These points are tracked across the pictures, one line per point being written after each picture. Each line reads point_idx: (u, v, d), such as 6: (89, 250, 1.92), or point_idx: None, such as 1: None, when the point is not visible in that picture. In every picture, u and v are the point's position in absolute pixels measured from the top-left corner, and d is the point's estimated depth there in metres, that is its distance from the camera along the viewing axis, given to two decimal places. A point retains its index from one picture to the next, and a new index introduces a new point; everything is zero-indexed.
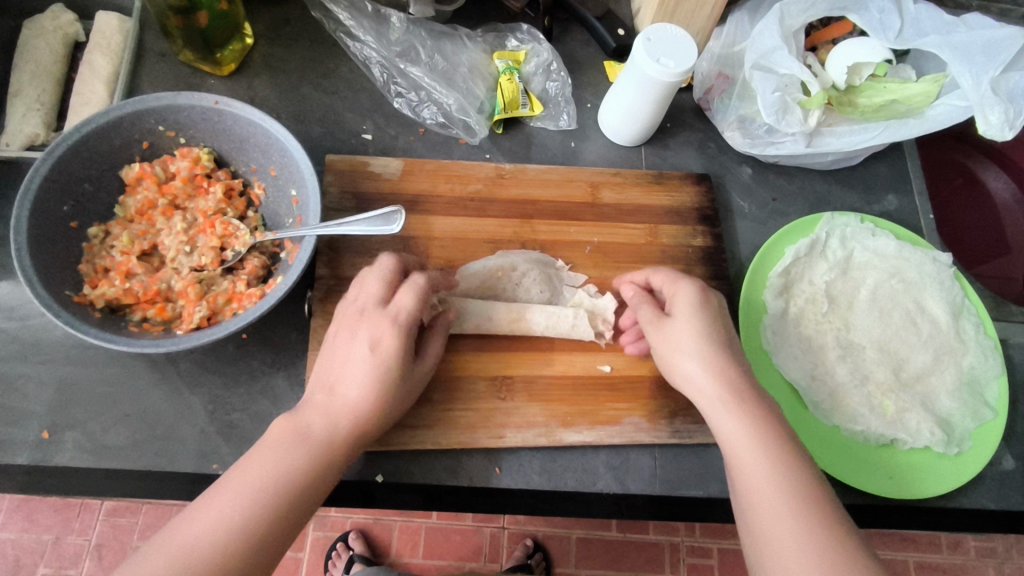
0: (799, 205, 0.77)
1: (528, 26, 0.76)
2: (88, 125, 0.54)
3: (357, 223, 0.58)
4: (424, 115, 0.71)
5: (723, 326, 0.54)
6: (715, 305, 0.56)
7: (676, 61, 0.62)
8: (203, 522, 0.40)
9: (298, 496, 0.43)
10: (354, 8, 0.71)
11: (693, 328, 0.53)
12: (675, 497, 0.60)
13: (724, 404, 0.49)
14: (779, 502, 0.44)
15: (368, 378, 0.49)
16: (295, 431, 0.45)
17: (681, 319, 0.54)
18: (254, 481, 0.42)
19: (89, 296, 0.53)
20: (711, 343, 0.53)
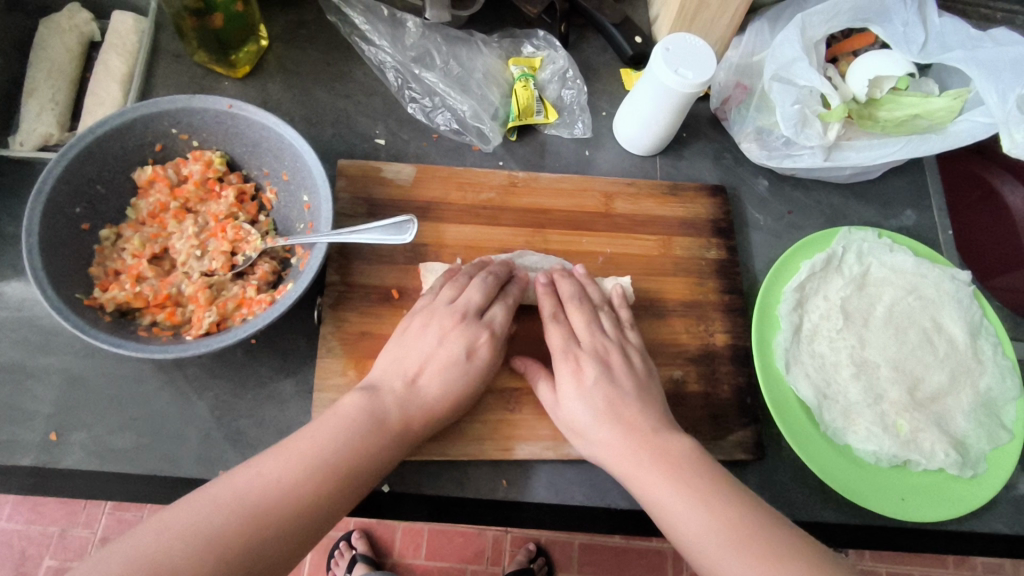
0: (815, 217, 0.76)
1: (545, 32, 0.75)
2: (102, 127, 0.54)
3: (369, 232, 0.58)
4: (437, 121, 0.71)
5: (611, 399, 0.53)
6: (588, 378, 0.54)
7: (694, 72, 0.61)
8: (261, 478, 0.42)
9: (359, 476, 0.45)
10: (369, 12, 0.71)
11: (585, 411, 0.53)
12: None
13: (627, 469, 0.49)
14: (685, 504, 0.46)
15: (443, 392, 0.52)
16: (369, 417, 0.48)
17: (566, 409, 0.54)
18: (313, 456, 0.44)
19: (99, 299, 0.52)
20: (600, 420, 0.52)
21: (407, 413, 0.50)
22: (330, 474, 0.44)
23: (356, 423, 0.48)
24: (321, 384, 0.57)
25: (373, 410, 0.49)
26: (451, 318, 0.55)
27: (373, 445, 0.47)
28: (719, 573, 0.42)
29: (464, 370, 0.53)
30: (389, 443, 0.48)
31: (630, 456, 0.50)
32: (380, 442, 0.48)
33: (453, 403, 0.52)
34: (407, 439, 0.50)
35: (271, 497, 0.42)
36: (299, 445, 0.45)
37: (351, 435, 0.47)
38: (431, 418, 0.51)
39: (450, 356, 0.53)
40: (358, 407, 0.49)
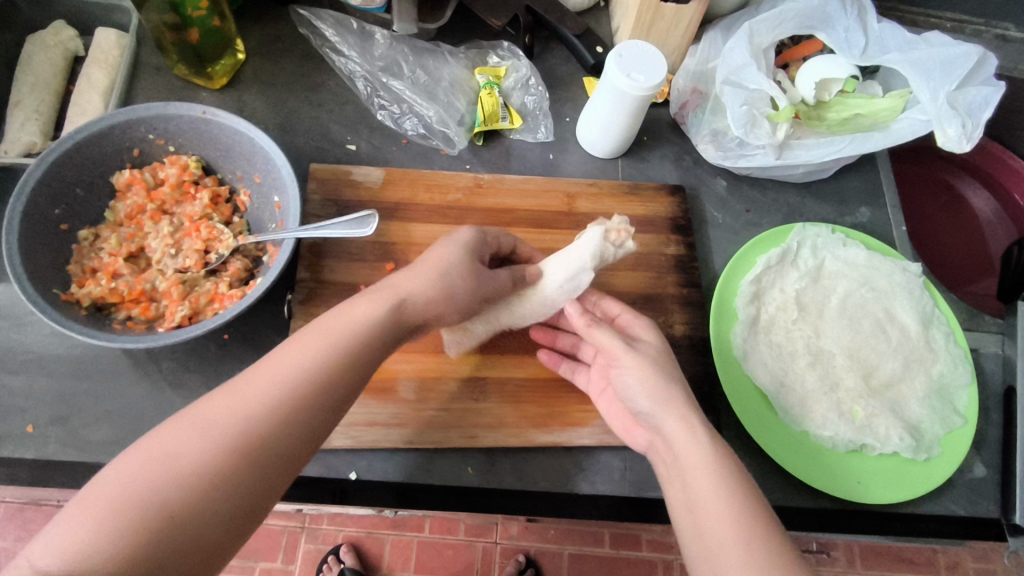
0: (772, 216, 0.79)
1: (509, 43, 0.79)
2: (81, 132, 0.57)
3: (333, 226, 0.59)
4: (406, 126, 0.74)
5: (663, 366, 0.55)
6: (654, 350, 0.57)
7: (645, 76, 0.66)
8: (267, 378, 0.45)
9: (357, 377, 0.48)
10: (340, 25, 0.75)
11: (649, 344, 0.57)
12: (638, 499, 0.61)
13: (659, 377, 0.54)
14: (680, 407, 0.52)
15: (435, 284, 0.54)
16: (369, 310, 0.50)
17: (638, 373, 0.54)
18: (316, 353, 0.46)
19: (76, 294, 0.55)
20: (660, 362, 0.55)
21: (403, 304, 0.52)
22: (331, 373, 0.46)
23: (357, 319, 0.49)
24: None
25: (374, 306, 0.51)
26: (436, 249, 0.56)
27: (371, 340, 0.49)
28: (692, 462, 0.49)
29: (451, 265, 0.55)
30: (387, 337, 0.50)
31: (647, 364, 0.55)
32: (382, 340, 0.50)
33: (446, 296, 0.54)
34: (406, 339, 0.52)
35: (276, 396, 0.44)
36: (297, 359, 0.46)
37: (355, 331, 0.49)
38: (427, 307, 0.53)
39: (439, 256, 0.56)
40: (360, 306, 0.51)
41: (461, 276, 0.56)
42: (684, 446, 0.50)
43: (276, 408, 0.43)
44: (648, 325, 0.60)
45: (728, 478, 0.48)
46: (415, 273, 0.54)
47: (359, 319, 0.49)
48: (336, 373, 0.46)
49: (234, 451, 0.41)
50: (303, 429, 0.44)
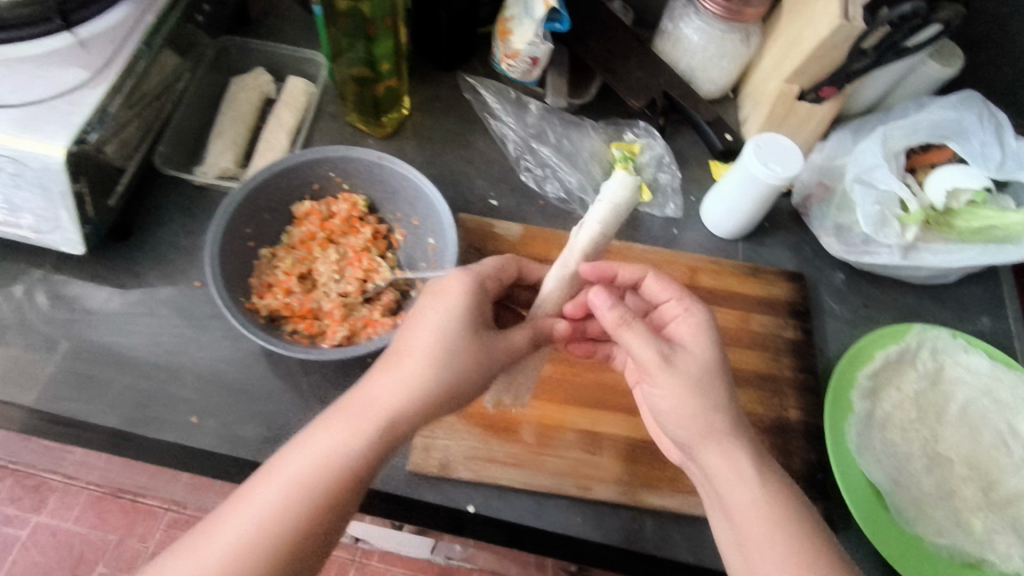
0: (889, 313, 0.79)
1: (645, 123, 0.85)
2: (279, 166, 0.66)
3: None
4: (546, 189, 0.80)
5: (705, 382, 0.53)
6: (696, 362, 0.54)
7: (781, 168, 0.70)
8: (237, 524, 0.44)
9: (336, 511, 0.46)
10: (500, 94, 0.84)
11: (697, 356, 0.54)
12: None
13: (693, 393, 0.52)
14: (705, 422, 0.52)
15: (427, 362, 0.52)
16: (347, 418, 0.49)
17: (671, 396, 0.53)
18: (287, 487, 0.46)
19: (257, 304, 0.62)
20: (697, 383, 0.53)
21: (388, 405, 0.50)
22: (306, 510, 0.45)
23: (335, 435, 0.48)
24: None
25: (352, 412, 0.50)
26: (402, 351, 0.53)
27: (356, 458, 0.48)
28: (728, 486, 0.51)
29: (440, 339, 0.53)
30: (367, 454, 0.48)
31: (680, 379, 0.53)
32: (362, 461, 0.48)
33: (440, 380, 0.52)
34: (389, 450, 0.50)
35: (245, 543, 0.43)
36: (267, 498, 0.45)
37: (330, 452, 0.47)
38: (410, 408, 0.51)
39: (435, 324, 0.54)
40: (338, 412, 0.50)
41: (451, 383, 0.53)
42: (722, 470, 0.51)
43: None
44: (694, 328, 0.56)
45: (764, 505, 0.49)
46: (383, 393, 0.51)
47: (327, 458, 0.47)
48: (310, 512, 0.45)
49: None
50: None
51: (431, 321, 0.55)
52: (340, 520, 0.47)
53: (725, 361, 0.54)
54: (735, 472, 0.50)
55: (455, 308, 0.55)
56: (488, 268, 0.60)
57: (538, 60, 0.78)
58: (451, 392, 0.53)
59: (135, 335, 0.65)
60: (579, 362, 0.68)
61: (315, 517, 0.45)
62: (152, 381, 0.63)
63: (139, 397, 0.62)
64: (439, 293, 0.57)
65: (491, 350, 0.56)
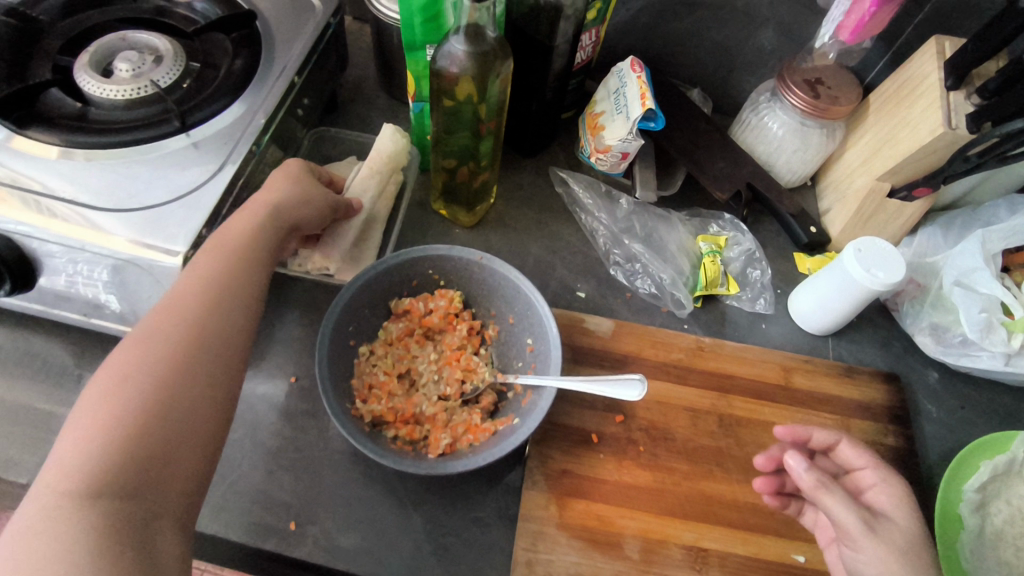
0: (989, 416, 0.76)
1: (730, 216, 0.85)
2: (384, 264, 0.66)
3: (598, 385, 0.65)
4: (636, 283, 0.79)
5: (913, 555, 0.51)
6: (901, 534, 0.53)
7: (885, 274, 0.69)
8: (144, 348, 0.49)
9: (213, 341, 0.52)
10: (591, 188, 0.85)
11: (900, 524, 0.55)
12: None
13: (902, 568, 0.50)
14: None
15: (250, 215, 0.60)
16: (205, 260, 0.56)
17: (877, 566, 0.51)
18: (178, 316, 0.52)
19: (361, 410, 0.61)
20: (907, 556, 0.51)
21: (223, 245, 0.57)
22: (196, 333, 0.51)
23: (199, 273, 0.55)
24: (526, 515, 0.62)
25: (210, 256, 0.56)
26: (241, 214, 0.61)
27: (199, 283, 0.54)
28: None
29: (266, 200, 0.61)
30: (219, 289, 0.54)
31: (889, 555, 0.51)
32: (208, 289, 0.54)
33: (261, 226, 0.60)
34: (244, 286, 0.56)
35: (155, 364, 0.48)
36: (164, 325, 0.51)
37: (196, 286, 0.54)
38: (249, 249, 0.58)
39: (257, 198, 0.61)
40: (205, 259, 0.56)
41: (271, 218, 0.61)
42: None
43: (171, 373, 0.48)
44: (896, 498, 0.57)
45: None
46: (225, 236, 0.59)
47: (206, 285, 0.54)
48: (195, 331, 0.51)
49: (130, 420, 0.45)
50: (189, 390, 0.49)
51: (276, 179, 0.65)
52: (245, 334, 0.55)
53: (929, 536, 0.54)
54: None
55: (290, 176, 0.65)
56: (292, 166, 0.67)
57: (628, 154, 0.79)
58: (278, 219, 0.61)
59: (232, 433, 0.65)
60: (679, 469, 0.66)
61: (211, 321, 0.53)
62: (249, 485, 0.62)
63: (237, 500, 0.61)
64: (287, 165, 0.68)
65: (321, 198, 0.66)
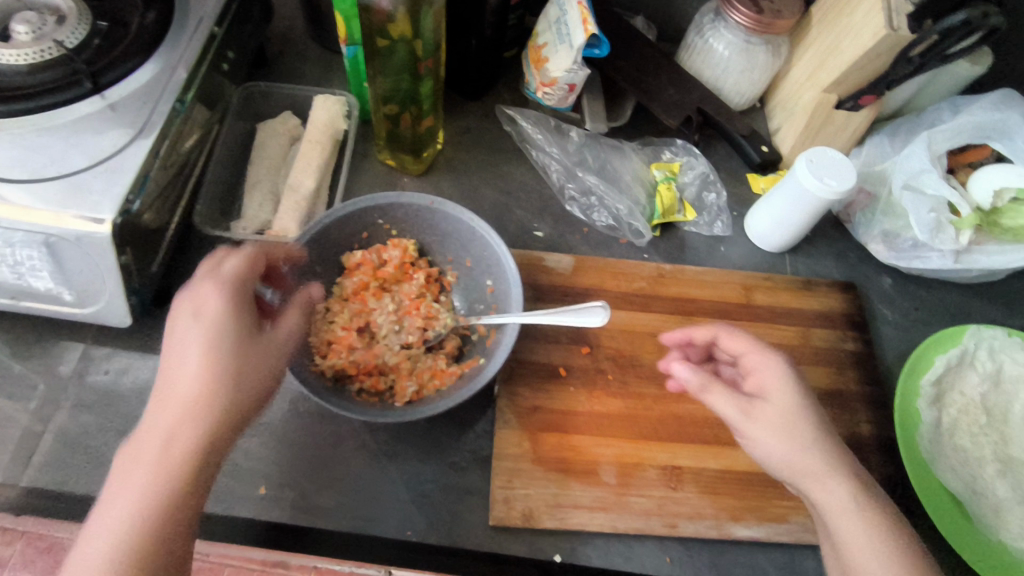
0: (939, 315, 0.79)
1: (682, 141, 0.84)
2: (334, 215, 0.64)
3: (561, 315, 0.64)
4: (594, 217, 0.78)
5: (791, 426, 0.53)
6: (780, 408, 0.54)
7: (837, 182, 0.69)
8: (120, 502, 0.41)
9: (204, 466, 0.44)
10: (541, 125, 0.82)
11: (784, 401, 0.54)
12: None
13: (785, 447, 0.52)
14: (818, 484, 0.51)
15: (205, 356, 0.45)
16: (172, 395, 0.45)
17: (768, 446, 0.53)
18: (162, 453, 0.43)
19: (322, 365, 0.59)
20: (787, 434, 0.53)
21: (189, 387, 0.44)
22: (176, 475, 0.42)
23: (170, 405, 0.44)
24: (500, 454, 0.62)
25: (170, 384, 0.45)
26: (183, 364, 0.45)
27: (173, 424, 0.43)
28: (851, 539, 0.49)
29: (219, 324, 0.47)
30: (199, 429, 0.44)
31: (772, 435, 0.53)
32: (194, 425, 0.44)
33: (229, 362, 0.46)
34: (226, 426, 0.45)
35: (134, 519, 0.41)
36: (136, 471, 0.42)
37: (171, 423, 0.43)
38: (224, 387, 0.45)
39: (211, 313, 0.47)
40: (175, 387, 0.45)
41: (244, 356, 0.47)
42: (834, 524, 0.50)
43: (153, 535, 0.41)
44: (777, 376, 0.55)
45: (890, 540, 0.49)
46: (158, 423, 0.44)
47: (170, 449, 0.43)
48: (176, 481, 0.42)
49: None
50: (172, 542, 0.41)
51: (188, 341, 0.46)
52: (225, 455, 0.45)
53: (811, 400, 0.54)
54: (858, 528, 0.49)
55: (229, 309, 0.48)
56: (233, 265, 0.50)
57: (575, 86, 0.77)
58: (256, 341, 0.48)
59: None
60: (649, 394, 0.67)
61: (200, 467, 0.43)
62: None
63: None
64: (220, 270, 0.50)
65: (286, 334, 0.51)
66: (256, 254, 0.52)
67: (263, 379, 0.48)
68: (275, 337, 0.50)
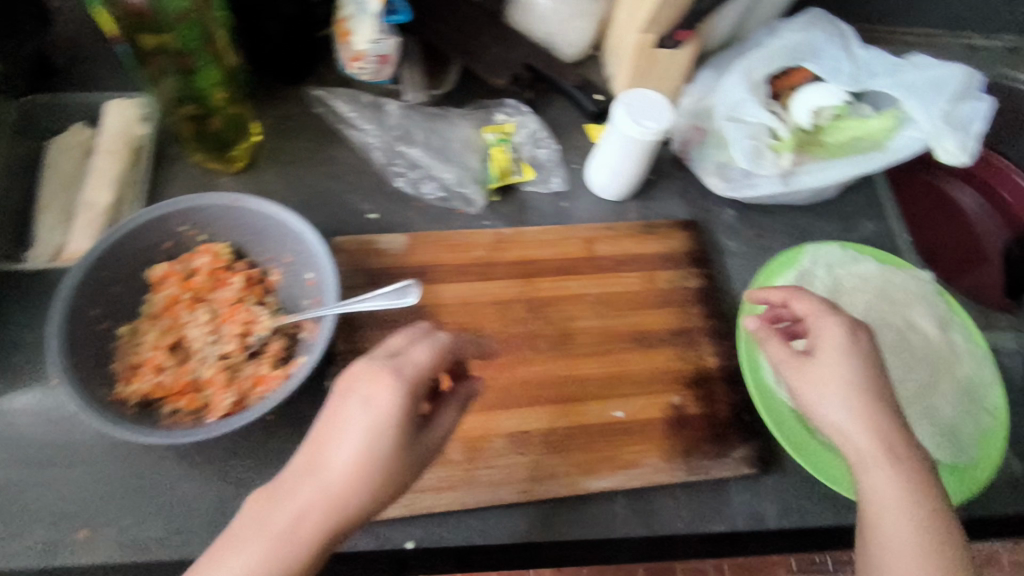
0: (781, 239, 0.81)
1: (513, 100, 0.82)
2: (124, 227, 0.59)
3: (372, 300, 0.61)
4: (424, 190, 0.76)
5: (863, 390, 0.52)
6: (836, 369, 0.53)
7: (654, 122, 0.69)
8: None
9: (311, 573, 0.40)
10: (354, 102, 0.79)
11: (848, 371, 0.53)
12: (687, 536, 0.62)
13: (874, 454, 0.50)
14: (912, 470, 0.50)
15: (353, 462, 0.41)
16: (311, 486, 0.41)
17: (840, 414, 0.52)
18: (263, 551, 0.39)
19: (125, 392, 0.55)
20: (865, 400, 0.52)
21: (332, 486, 0.41)
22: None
23: (314, 506, 0.41)
24: None
25: (301, 489, 0.41)
26: (331, 461, 0.41)
27: (314, 517, 0.40)
28: (902, 548, 0.48)
29: (381, 433, 0.42)
30: (351, 514, 0.41)
31: (854, 415, 0.52)
32: (337, 509, 0.41)
33: (376, 478, 0.41)
34: (368, 508, 0.43)
35: None
36: (235, 575, 0.39)
37: (295, 518, 0.40)
38: (368, 484, 0.41)
39: (375, 421, 0.42)
40: (296, 488, 0.41)
41: (387, 456, 0.42)
42: (881, 521, 0.49)
43: None
44: (837, 338, 0.54)
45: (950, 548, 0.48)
46: (248, 519, 0.41)
47: (253, 574, 0.39)
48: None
49: None
50: None
51: (352, 427, 0.42)
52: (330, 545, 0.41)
53: (878, 367, 0.53)
54: (924, 538, 0.48)
55: (373, 420, 0.42)
56: (418, 357, 0.44)
57: (387, 56, 0.73)
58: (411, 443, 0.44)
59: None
60: (493, 364, 0.66)
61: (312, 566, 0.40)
62: (23, 504, 0.56)
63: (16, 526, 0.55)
64: (368, 395, 0.42)
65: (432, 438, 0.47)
66: (444, 348, 0.46)
67: (410, 472, 0.44)
68: (433, 432, 0.47)
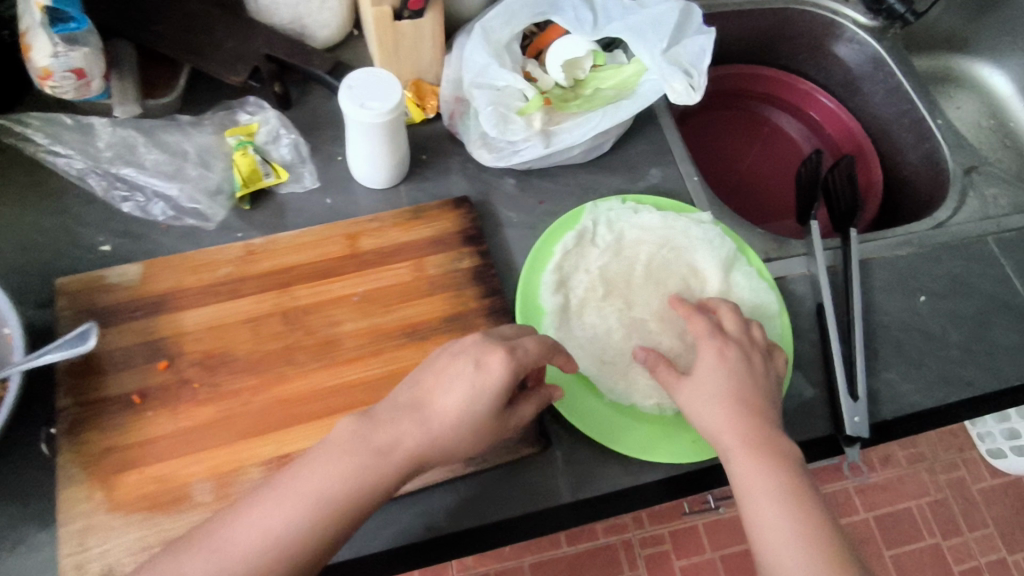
0: (565, 201, 0.78)
1: (255, 98, 0.76)
2: None
3: (49, 353, 0.56)
4: (154, 212, 0.70)
5: (741, 384, 0.60)
6: (708, 382, 0.60)
7: (379, 103, 0.64)
8: (270, 522, 0.47)
9: (349, 518, 0.49)
10: (50, 126, 0.70)
11: (718, 382, 0.60)
12: (463, 530, 0.61)
13: (735, 449, 0.56)
14: (738, 458, 0.56)
15: (461, 409, 0.52)
16: (355, 440, 0.51)
17: (708, 419, 0.58)
18: (302, 499, 0.48)
19: None
20: (721, 401, 0.59)
21: (406, 436, 0.51)
22: (340, 515, 0.48)
23: (414, 439, 0.51)
24: (65, 518, 0.55)
25: (376, 442, 0.51)
26: (430, 404, 0.53)
27: (350, 468, 0.49)
28: (765, 518, 0.53)
29: (485, 389, 0.52)
30: (391, 472, 0.50)
31: (720, 408, 0.58)
32: (422, 444, 0.51)
33: (471, 423, 0.52)
34: (409, 473, 0.51)
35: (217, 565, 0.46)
36: (266, 512, 0.48)
37: (361, 467, 0.49)
38: (460, 433, 0.52)
39: (469, 385, 0.52)
40: (355, 438, 0.51)
41: (459, 432, 0.52)
42: (755, 504, 0.54)
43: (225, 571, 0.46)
44: (715, 356, 0.61)
45: (797, 506, 0.53)
46: (344, 454, 0.50)
47: (282, 521, 0.47)
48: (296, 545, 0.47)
49: None
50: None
51: (462, 381, 0.53)
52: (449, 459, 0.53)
53: (732, 378, 0.60)
54: (780, 499, 0.53)
55: (490, 387, 0.52)
56: (527, 343, 0.55)
57: (81, 70, 0.65)
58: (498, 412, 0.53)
59: None
60: (245, 389, 0.61)
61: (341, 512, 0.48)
62: None
63: None
64: (485, 366, 0.53)
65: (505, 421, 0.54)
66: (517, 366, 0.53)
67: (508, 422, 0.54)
68: (520, 410, 0.56)
